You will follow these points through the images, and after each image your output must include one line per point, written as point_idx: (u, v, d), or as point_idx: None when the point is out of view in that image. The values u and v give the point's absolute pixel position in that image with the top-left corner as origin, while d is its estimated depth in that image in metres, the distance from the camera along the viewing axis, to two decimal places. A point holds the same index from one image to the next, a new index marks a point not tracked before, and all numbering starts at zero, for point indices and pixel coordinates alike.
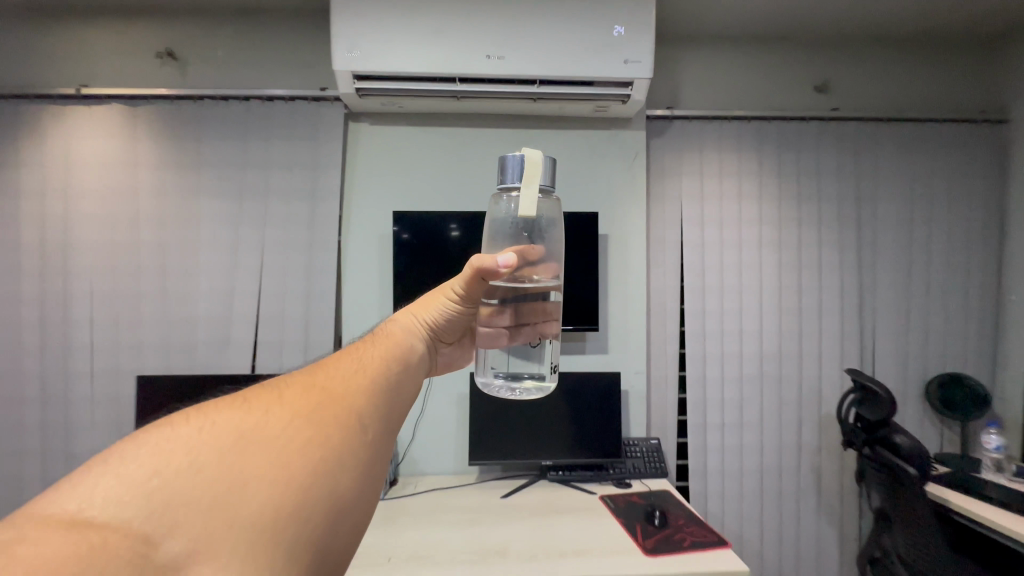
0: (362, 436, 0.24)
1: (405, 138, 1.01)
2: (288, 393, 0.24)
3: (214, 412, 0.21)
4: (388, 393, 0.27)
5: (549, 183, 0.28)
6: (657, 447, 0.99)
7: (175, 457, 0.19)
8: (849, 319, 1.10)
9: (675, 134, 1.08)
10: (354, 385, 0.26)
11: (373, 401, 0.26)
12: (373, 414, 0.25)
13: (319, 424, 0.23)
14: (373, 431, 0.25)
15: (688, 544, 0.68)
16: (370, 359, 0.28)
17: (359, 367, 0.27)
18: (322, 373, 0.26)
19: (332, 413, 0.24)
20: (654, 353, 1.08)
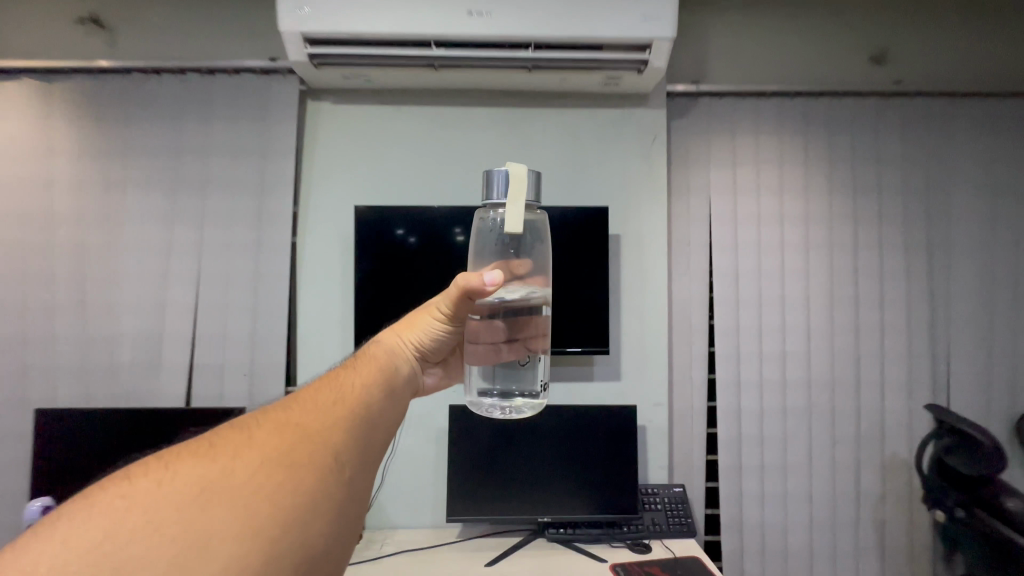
0: (342, 468, 0.22)
1: (374, 118, 0.83)
2: (260, 426, 0.22)
3: (179, 456, 0.20)
4: (373, 428, 0.25)
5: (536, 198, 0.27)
6: (682, 498, 0.77)
7: (126, 516, 0.17)
8: (919, 340, 0.86)
9: (703, 112, 0.86)
10: (336, 419, 0.23)
11: (357, 438, 0.23)
12: (354, 445, 0.23)
13: (290, 461, 0.20)
14: (355, 463, 0.23)
15: None
16: (350, 386, 0.26)
17: (339, 392, 0.25)
18: (301, 404, 0.23)
19: (308, 447, 0.21)
20: (676, 381, 0.85)
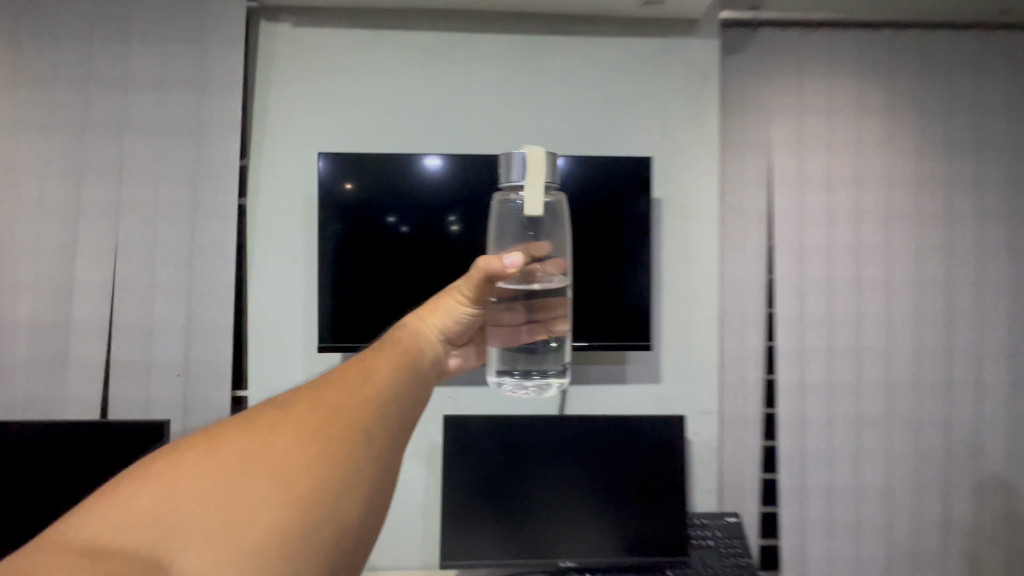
0: (371, 446, 0.23)
1: (332, 40, 0.74)
2: (293, 406, 0.23)
3: (220, 435, 0.21)
4: (397, 405, 0.26)
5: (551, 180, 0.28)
6: (736, 530, 0.71)
7: (173, 492, 0.19)
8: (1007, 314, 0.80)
9: (765, 45, 0.79)
10: (361, 397, 0.25)
11: (383, 413, 0.25)
12: (381, 424, 0.24)
13: (323, 439, 0.22)
14: (382, 443, 0.24)
15: None
16: (378, 368, 0.27)
17: (364, 375, 0.26)
18: (327, 385, 0.25)
19: (338, 426, 0.23)
20: (726, 363, 0.77)
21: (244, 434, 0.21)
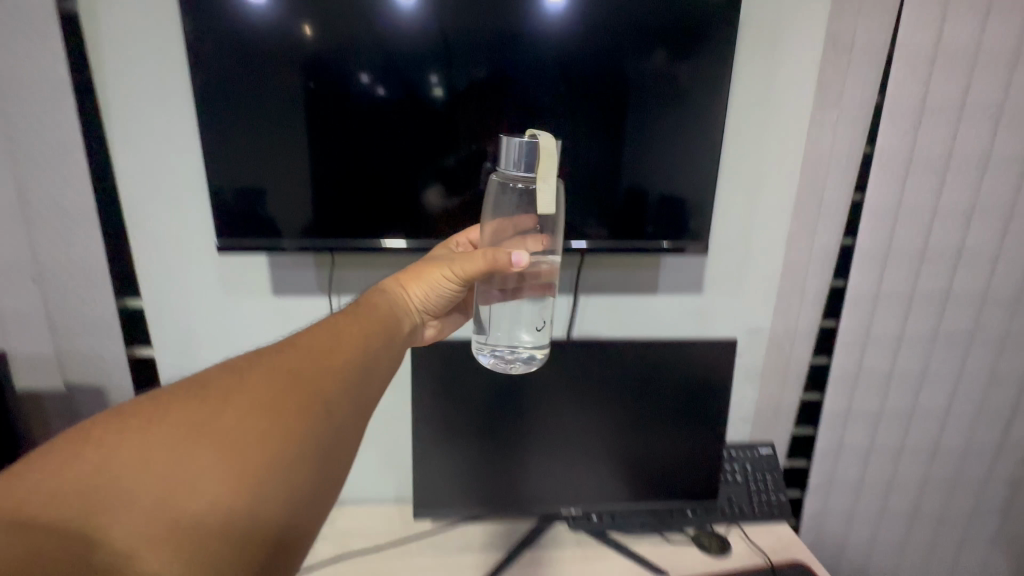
0: (325, 408, 0.50)
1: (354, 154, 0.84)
2: (286, 372, 0.50)
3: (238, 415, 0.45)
4: (353, 384, 0.53)
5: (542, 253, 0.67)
6: None
7: (144, 437, 0.43)
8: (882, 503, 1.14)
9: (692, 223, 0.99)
10: (336, 366, 0.53)
11: (345, 392, 0.52)
12: (329, 392, 0.51)
13: (302, 393, 0.49)
14: (346, 370, 0.53)
15: None
16: (366, 333, 0.59)
17: (333, 321, 0.58)
18: (285, 357, 0.51)
19: (308, 380, 0.50)
20: None
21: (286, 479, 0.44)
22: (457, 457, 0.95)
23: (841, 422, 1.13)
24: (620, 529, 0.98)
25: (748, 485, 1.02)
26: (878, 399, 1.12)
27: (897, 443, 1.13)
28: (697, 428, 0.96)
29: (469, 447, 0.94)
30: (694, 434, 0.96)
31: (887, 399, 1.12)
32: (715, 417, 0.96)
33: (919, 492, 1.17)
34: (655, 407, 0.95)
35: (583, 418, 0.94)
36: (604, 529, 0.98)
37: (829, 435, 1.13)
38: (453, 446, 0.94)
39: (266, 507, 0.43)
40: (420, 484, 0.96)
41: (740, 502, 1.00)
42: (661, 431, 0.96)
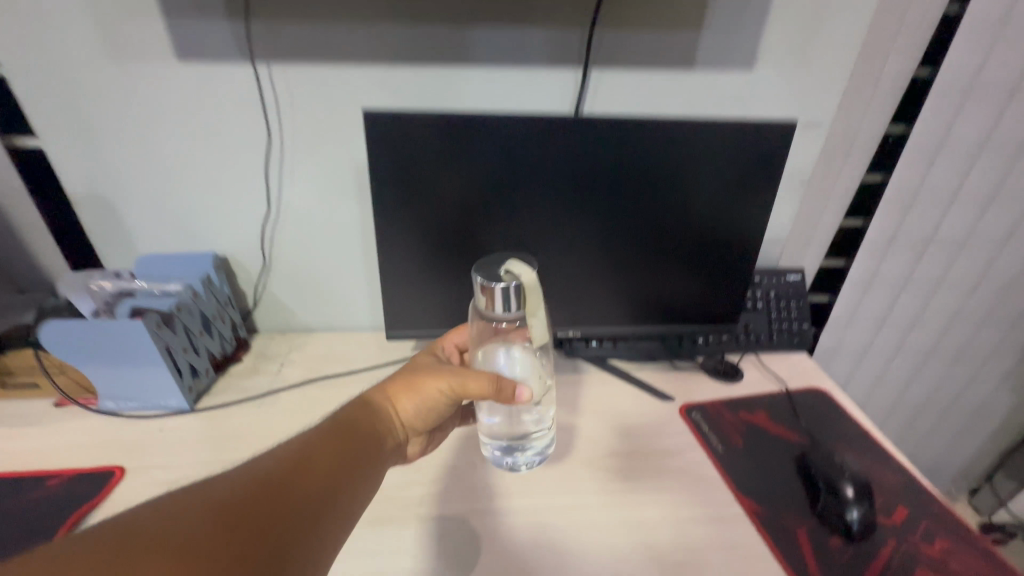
0: (328, 504, 0.48)
1: None
2: (295, 451, 0.50)
3: (218, 479, 0.44)
4: (360, 488, 0.52)
5: (526, 359, 0.67)
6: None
7: (156, 525, 0.39)
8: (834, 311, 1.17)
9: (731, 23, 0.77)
10: (348, 476, 0.52)
11: (350, 496, 0.51)
12: (341, 483, 0.50)
13: (305, 478, 0.48)
14: (349, 489, 0.51)
15: None
16: (360, 449, 0.54)
17: (335, 428, 0.55)
18: (297, 453, 0.50)
19: (322, 463, 0.50)
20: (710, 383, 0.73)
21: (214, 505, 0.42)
22: (444, 275, 0.84)
23: (882, 250, 1.10)
24: (621, 355, 0.95)
25: (768, 313, 0.98)
26: (931, 226, 1.08)
27: (936, 274, 1.14)
28: (717, 240, 0.84)
29: (444, 258, 0.83)
30: (705, 263, 0.86)
31: (941, 227, 1.08)
32: (739, 231, 0.83)
33: (944, 329, 1.22)
34: (671, 214, 0.81)
35: (593, 235, 0.82)
36: (604, 355, 0.95)
37: (867, 262, 1.11)
38: (434, 258, 0.83)
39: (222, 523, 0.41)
40: (388, 299, 0.85)
41: (757, 329, 0.98)
42: (670, 243, 0.84)
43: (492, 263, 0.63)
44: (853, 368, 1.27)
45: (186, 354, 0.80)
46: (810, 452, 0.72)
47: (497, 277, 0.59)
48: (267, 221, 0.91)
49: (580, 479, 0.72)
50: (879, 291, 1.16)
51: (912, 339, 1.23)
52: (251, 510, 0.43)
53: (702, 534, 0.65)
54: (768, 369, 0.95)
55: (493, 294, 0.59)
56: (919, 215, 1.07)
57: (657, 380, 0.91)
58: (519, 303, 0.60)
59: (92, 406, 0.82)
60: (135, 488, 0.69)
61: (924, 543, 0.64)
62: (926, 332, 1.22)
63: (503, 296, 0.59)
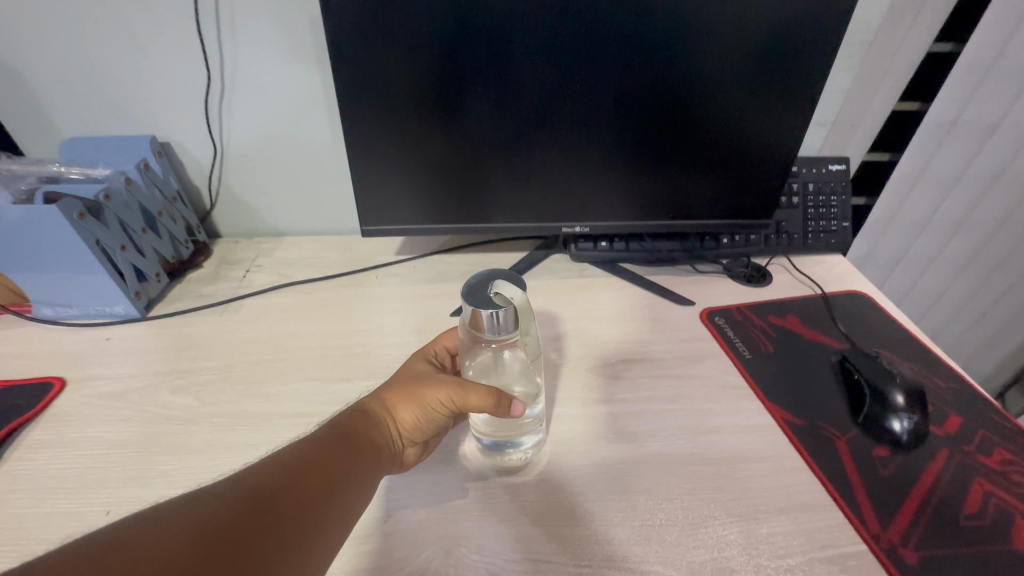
0: (328, 520, 0.38)
1: None
2: (285, 461, 0.39)
3: (196, 494, 0.33)
4: (351, 518, 0.40)
5: (521, 362, 0.54)
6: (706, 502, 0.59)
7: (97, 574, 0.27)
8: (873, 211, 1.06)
9: None
10: (341, 501, 0.40)
11: (342, 525, 0.39)
12: (338, 498, 0.40)
13: (300, 493, 0.37)
14: (343, 519, 0.39)
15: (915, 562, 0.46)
16: (353, 468, 0.43)
17: (321, 440, 0.43)
18: (282, 469, 0.38)
19: (316, 476, 0.39)
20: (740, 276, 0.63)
21: (191, 523, 0.31)
22: (425, 158, 0.70)
23: (939, 140, 0.96)
24: (633, 258, 0.83)
25: (804, 209, 0.85)
26: (1001, 109, 0.92)
27: (996, 168, 1.00)
28: (758, 108, 0.69)
29: (425, 135, 0.68)
30: (740, 147, 0.72)
31: (1014, 109, 0.92)
32: (788, 93, 0.67)
33: (994, 234, 1.09)
34: (703, 71, 0.65)
35: (607, 107, 0.67)
36: (613, 259, 0.83)
37: (918, 153, 0.97)
38: (413, 137, 0.68)
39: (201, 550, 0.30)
40: (361, 189, 0.72)
41: (790, 229, 0.85)
42: (699, 112, 0.68)
43: (479, 282, 0.47)
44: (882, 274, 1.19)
45: (127, 254, 0.68)
46: (850, 355, 0.63)
47: (485, 304, 0.44)
48: (211, 97, 0.75)
49: (586, 387, 0.63)
50: (927, 188, 1.03)
51: (954, 243, 1.12)
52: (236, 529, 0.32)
53: (728, 444, 0.57)
54: (800, 271, 0.84)
55: (479, 323, 0.44)
56: (992, 96, 0.91)
57: (673, 285, 0.81)
58: (512, 328, 0.45)
59: (28, 315, 0.71)
60: (77, 400, 0.60)
61: (981, 453, 0.56)
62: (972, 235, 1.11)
63: (492, 322, 0.44)
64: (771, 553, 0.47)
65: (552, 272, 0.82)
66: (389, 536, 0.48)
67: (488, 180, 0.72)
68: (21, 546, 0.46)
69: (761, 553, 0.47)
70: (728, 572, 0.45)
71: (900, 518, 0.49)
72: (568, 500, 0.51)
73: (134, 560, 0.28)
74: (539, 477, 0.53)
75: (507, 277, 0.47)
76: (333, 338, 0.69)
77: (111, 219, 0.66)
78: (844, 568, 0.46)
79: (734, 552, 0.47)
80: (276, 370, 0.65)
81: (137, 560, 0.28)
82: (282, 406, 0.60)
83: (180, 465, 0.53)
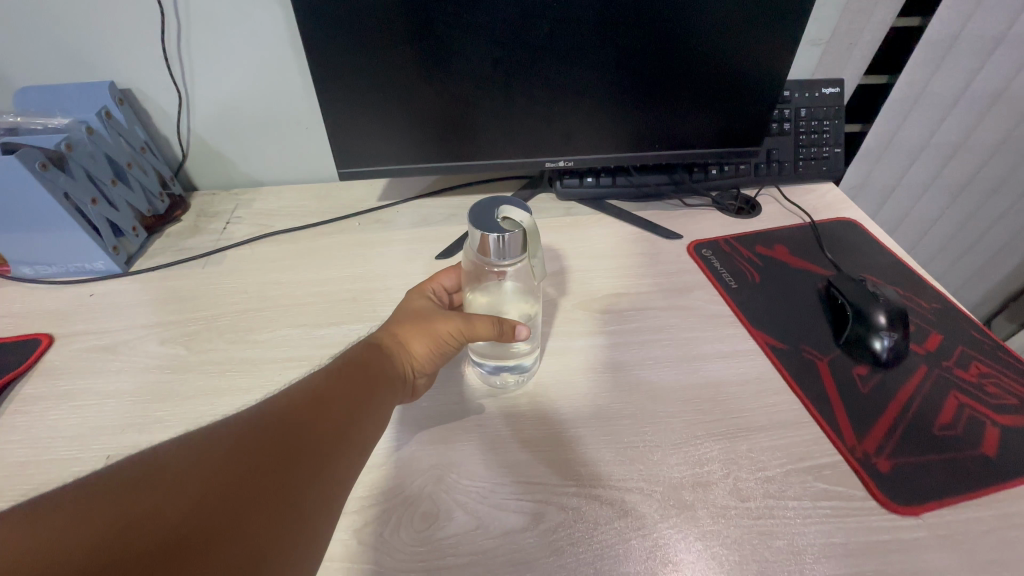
0: (352, 438, 0.38)
1: None
2: (305, 388, 0.39)
3: (226, 420, 0.33)
4: (372, 437, 0.41)
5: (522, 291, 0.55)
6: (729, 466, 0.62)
7: (144, 496, 0.26)
8: (870, 137, 1.03)
9: None
10: (365, 421, 0.40)
11: (367, 444, 0.39)
12: (358, 420, 0.39)
13: (322, 416, 0.37)
14: (367, 438, 0.40)
15: (888, 470, 0.48)
16: (375, 393, 0.43)
17: (340, 369, 0.43)
18: (307, 394, 0.38)
19: (338, 399, 0.39)
20: None
21: (213, 448, 0.30)
22: (400, 94, 0.66)
23: (939, 59, 0.92)
24: (621, 194, 0.82)
25: (796, 135, 0.83)
26: (1006, 20, 0.87)
27: (997, 86, 0.96)
28: (749, 22, 0.64)
29: (397, 65, 0.64)
30: (734, 70, 0.69)
31: (1019, 20, 0.87)
32: (782, 5, 0.63)
33: (990, 156, 1.07)
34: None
35: (590, 28, 0.63)
36: (601, 195, 0.82)
37: (917, 73, 0.93)
38: (385, 68, 0.64)
39: (216, 482, 0.29)
40: (336, 130, 0.69)
41: (781, 157, 0.83)
42: (685, 29, 0.64)
43: (483, 206, 0.45)
44: (878, 203, 1.17)
45: (99, 208, 0.67)
46: (837, 279, 0.63)
47: (491, 228, 0.42)
48: (169, 38, 0.71)
49: (574, 321, 0.64)
50: (926, 110, 0.99)
51: (950, 168, 1.10)
52: (250, 459, 0.31)
53: (712, 370, 0.58)
54: (790, 201, 0.82)
55: (484, 247, 0.43)
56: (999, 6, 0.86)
57: (662, 218, 0.79)
58: (519, 253, 0.44)
59: (8, 275, 0.70)
60: (67, 355, 0.60)
61: (958, 367, 0.57)
62: (970, 158, 1.08)
63: (499, 244, 0.42)
64: (750, 466, 0.49)
65: (538, 211, 0.81)
66: (382, 465, 0.50)
67: (467, 114, 0.69)
68: (29, 491, 0.48)
69: (740, 467, 0.49)
70: (708, 485, 0.47)
71: (876, 430, 0.51)
72: (555, 424, 0.53)
73: (180, 478, 0.28)
74: (528, 407, 0.55)
75: (511, 202, 0.45)
76: (319, 284, 0.69)
77: (77, 171, 0.63)
78: (819, 476, 0.48)
79: (715, 466, 0.49)
80: (263, 317, 0.65)
81: (175, 484, 0.28)
82: (272, 351, 0.60)
83: (175, 410, 0.54)
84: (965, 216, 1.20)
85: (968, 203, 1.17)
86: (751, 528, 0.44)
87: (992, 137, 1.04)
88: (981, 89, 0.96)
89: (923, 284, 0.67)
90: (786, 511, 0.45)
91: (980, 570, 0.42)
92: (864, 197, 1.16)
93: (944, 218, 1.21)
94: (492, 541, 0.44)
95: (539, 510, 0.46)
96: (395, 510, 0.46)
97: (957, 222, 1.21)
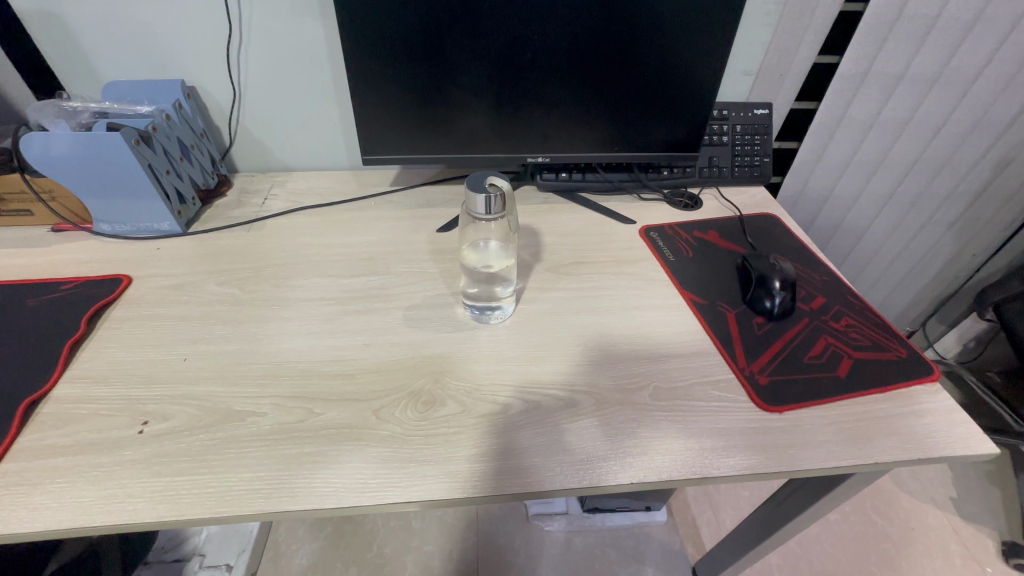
0: None
1: None
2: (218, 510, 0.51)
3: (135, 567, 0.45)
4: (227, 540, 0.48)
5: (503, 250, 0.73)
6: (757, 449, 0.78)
7: None
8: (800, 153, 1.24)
9: None
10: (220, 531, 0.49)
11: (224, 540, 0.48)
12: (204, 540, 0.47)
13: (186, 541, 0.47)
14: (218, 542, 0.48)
15: (763, 383, 0.66)
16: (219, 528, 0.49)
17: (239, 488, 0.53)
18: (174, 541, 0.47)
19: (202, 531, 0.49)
20: None
21: None
22: (415, 100, 0.85)
23: (853, 92, 1.12)
24: (590, 187, 1.00)
25: (732, 146, 1.02)
26: (904, 61, 1.07)
27: (904, 114, 1.16)
28: (688, 54, 0.83)
29: (413, 77, 0.82)
30: (677, 92, 0.88)
31: (915, 61, 1.07)
32: (711, 43, 0.82)
33: (906, 173, 1.27)
34: (640, 22, 0.79)
35: (564, 53, 0.81)
36: (573, 188, 1.00)
37: (835, 102, 1.14)
38: (404, 78, 0.82)
39: None
40: (362, 125, 0.87)
41: (720, 163, 1.02)
42: (637, 57, 0.83)
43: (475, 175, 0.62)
44: (813, 208, 1.38)
45: (170, 177, 0.84)
46: (749, 255, 0.81)
47: (482, 191, 0.59)
48: (231, 45, 0.88)
49: (544, 280, 0.81)
50: (847, 132, 1.20)
51: (873, 183, 1.30)
52: None
53: (647, 316, 0.76)
54: (726, 198, 1.01)
55: (476, 205, 0.60)
56: (899, 52, 1.06)
57: (622, 208, 0.98)
58: (500, 210, 0.61)
59: (91, 230, 0.86)
60: (142, 290, 0.77)
61: (832, 320, 0.75)
62: (889, 175, 1.28)
63: (485, 203, 0.60)
64: (665, 379, 0.66)
65: (522, 199, 0.99)
66: (394, 370, 0.66)
67: (466, 117, 0.87)
68: (127, 379, 0.64)
69: (659, 379, 0.66)
70: (633, 390, 0.65)
71: (762, 359, 0.69)
72: (525, 348, 0.70)
73: None
74: (504, 337, 0.72)
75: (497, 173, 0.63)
76: (342, 247, 0.86)
77: (157, 147, 0.81)
78: (715, 385, 0.66)
79: (640, 378, 0.66)
80: (299, 269, 0.81)
81: None
82: (307, 293, 0.77)
83: (233, 331, 0.71)
84: (892, 225, 1.40)
85: (892, 213, 1.37)
86: (660, 416, 0.62)
87: (907, 157, 1.24)
88: (891, 117, 1.16)
89: (820, 262, 0.85)
90: (687, 406, 0.63)
91: (820, 445, 0.59)
92: (801, 203, 1.37)
93: (873, 227, 1.41)
94: (474, 419, 0.61)
95: (510, 403, 0.63)
96: (403, 399, 0.63)
97: (886, 230, 1.41)
